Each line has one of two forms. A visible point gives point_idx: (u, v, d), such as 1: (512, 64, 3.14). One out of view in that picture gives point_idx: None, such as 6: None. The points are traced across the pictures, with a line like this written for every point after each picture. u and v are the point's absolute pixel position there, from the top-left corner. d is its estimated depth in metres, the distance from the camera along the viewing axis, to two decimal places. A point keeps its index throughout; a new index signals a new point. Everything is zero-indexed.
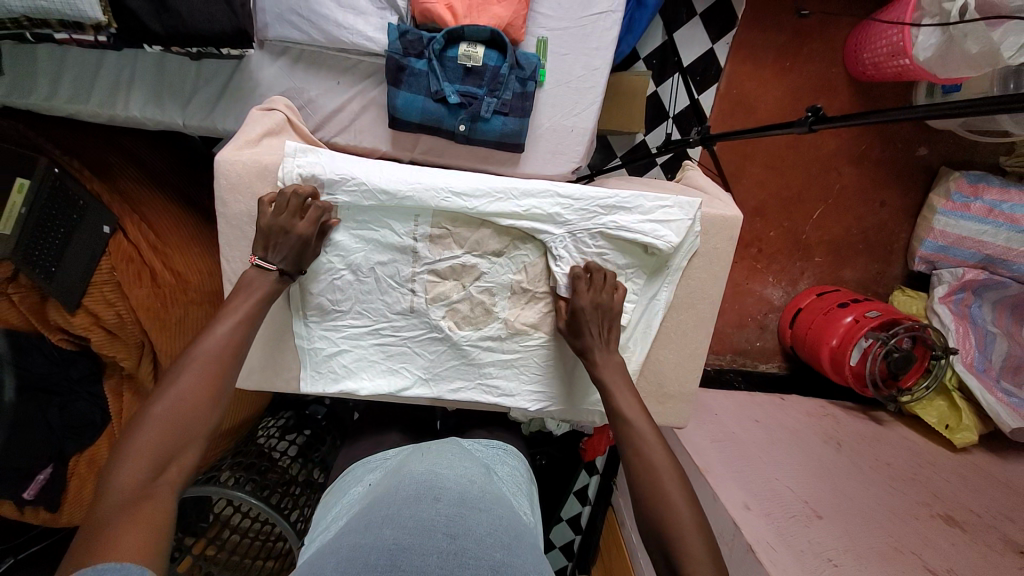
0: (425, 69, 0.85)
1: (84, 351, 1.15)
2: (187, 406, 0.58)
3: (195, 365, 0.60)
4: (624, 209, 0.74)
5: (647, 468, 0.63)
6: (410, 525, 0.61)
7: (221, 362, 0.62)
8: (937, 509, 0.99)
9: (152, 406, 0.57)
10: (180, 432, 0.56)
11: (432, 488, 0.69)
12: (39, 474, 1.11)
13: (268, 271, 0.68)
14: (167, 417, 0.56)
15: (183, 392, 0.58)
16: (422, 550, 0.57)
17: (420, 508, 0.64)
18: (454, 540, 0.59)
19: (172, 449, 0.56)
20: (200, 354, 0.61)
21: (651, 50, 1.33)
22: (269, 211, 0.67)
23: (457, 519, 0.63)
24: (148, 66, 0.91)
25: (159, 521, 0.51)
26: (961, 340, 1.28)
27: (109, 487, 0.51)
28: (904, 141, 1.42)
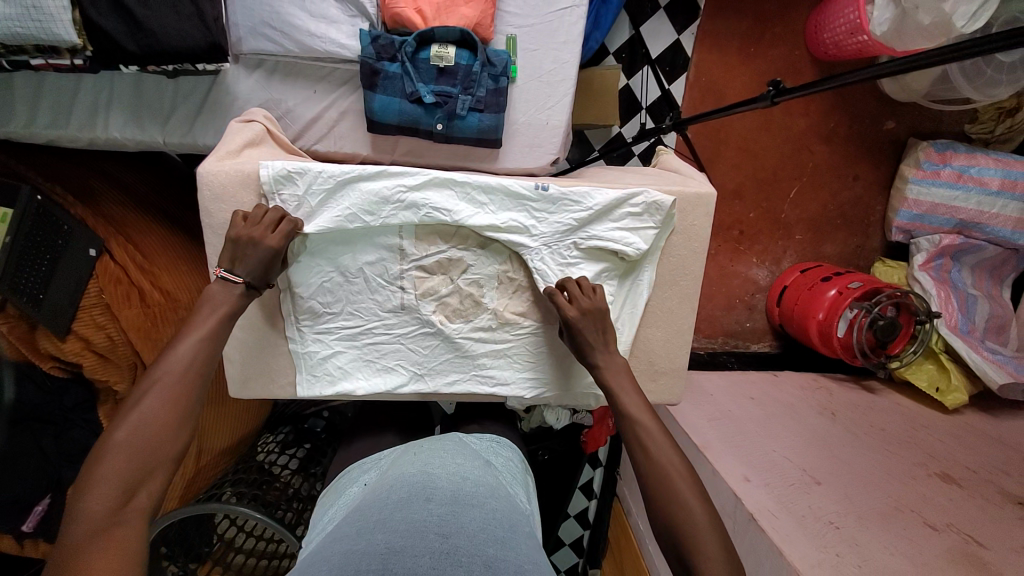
0: (399, 71, 0.87)
1: (76, 378, 1.14)
2: (152, 431, 0.57)
3: (160, 388, 0.59)
4: (601, 209, 0.76)
5: (651, 459, 0.64)
6: (403, 528, 0.61)
7: (186, 380, 0.61)
8: (934, 468, 1.00)
9: (113, 432, 0.56)
10: (144, 460, 0.55)
11: (426, 489, 0.69)
12: (37, 505, 1.11)
13: (233, 284, 0.67)
14: (131, 446, 0.55)
15: (148, 418, 0.57)
16: (415, 551, 0.57)
17: (412, 511, 0.65)
18: (446, 539, 0.60)
19: (137, 477, 0.55)
20: (165, 376, 0.60)
21: (619, 45, 1.36)
22: (240, 224, 0.67)
23: (451, 518, 0.64)
24: (125, 88, 0.92)
25: (131, 550, 0.51)
26: (944, 304, 1.31)
27: (75, 519, 0.51)
28: (872, 116, 1.46)
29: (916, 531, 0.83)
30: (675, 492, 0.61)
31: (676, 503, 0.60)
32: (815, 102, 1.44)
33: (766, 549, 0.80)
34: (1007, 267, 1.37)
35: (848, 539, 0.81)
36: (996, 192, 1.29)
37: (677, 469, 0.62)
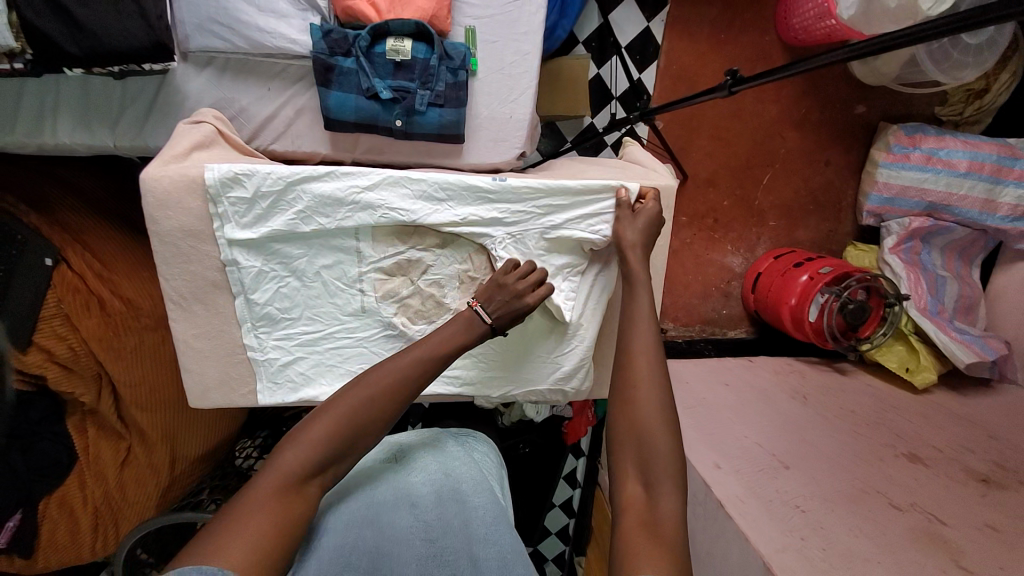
0: (353, 67, 0.84)
1: (42, 391, 1.09)
2: (366, 418, 0.56)
3: (401, 374, 0.60)
4: (560, 207, 0.74)
5: (632, 425, 0.59)
6: (391, 528, 0.59)
7: (409, 384, 0.60)
8: (902, 449, 1.02)
9: (332, 403, 0.56)
10: (338, 446, 0.54)
11: (415, 478, 0.68)
12: (9, 521, 1.08)
13: (478, 318, 0.67)
14: (341, 434, 0.55)
15: (373, 405, 0.57)
16: (404, 556, 0.56)
17: (402, 507, 0.63)
18: (438, 535, 0.59)
19: (331, 458, 0.54)
20: (408, 365, 0.61)
21: (588, 34, 1.34)
22: (507, 279, 0.70)
23: (443, 510, 0.63)
24: (71, 90, 0.88)
25: (290, 527, 0.48)
26: (914, 286, 1.32)
27: (264, 473, 0.50)
28: (842, 100, 1.45)
29: (880, 513, 0.85)
30: (643, 452, 0.57)
31: (648, 463, 0.56)
32: (785, 87, 1.43)
33: (734, 537, 0.82)
34: (977, 247, 1.38)
35: (813, 524, 0.83)
36: (963, 173, 1.29)
37: (658, 428, 0.58)
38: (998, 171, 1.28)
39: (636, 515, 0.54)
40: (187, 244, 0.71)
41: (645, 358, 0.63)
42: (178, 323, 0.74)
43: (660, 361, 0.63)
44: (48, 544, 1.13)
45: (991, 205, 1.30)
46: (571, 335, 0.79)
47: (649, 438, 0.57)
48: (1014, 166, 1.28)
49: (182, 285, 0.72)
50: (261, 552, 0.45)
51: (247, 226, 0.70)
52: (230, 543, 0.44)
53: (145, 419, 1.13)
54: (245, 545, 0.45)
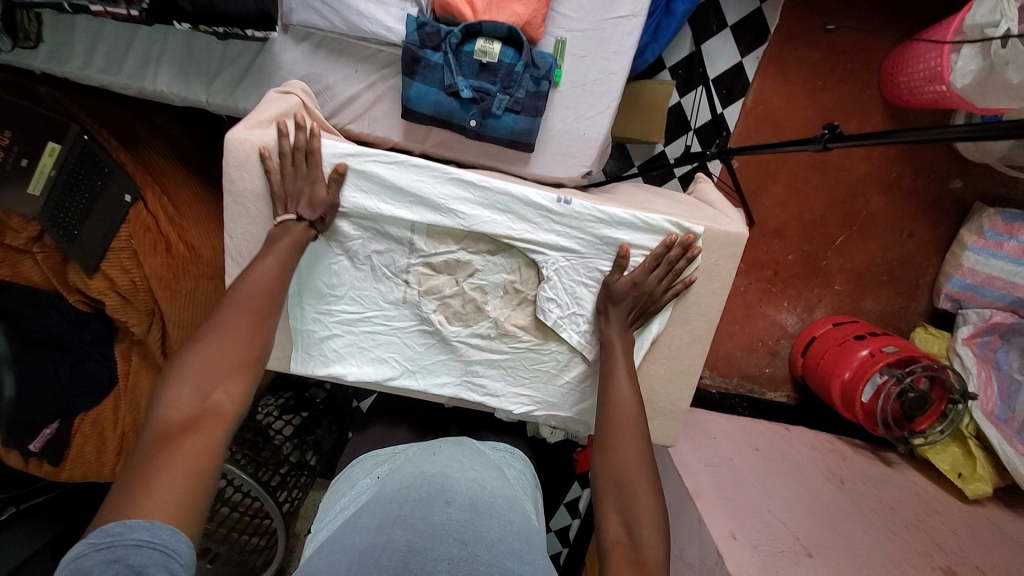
0: (441, 61, 0.85)
1: (98, 314, 1.21)
2: (227, 339, 0.60)
3: (246, 298, 0.64)
4: (619, 238, 0.72)
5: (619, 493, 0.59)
6: (422, 529, 0.62)
7: (263, 295, 0.65)
8: (939, 561, 0.93)
9: (194, 342, 0.60)
10: (216, 370, 0.58)
11: (445, 492, 0.70)
12: (46, 428, 1.18)
13: (291, 224, 0.70)
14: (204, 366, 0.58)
15: (225, 325, 0.61)
16: (434, 554, 0.58)
17: (432, 511, 0.66)
18: (465, 545, 0.61)
19: (207, 383, 0.57)
20: (248, 287, 0.65)
21: (678, 59, 1.30)
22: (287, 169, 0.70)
23: (470, 523, 0.65)
24: (176, 44, 0.93)
25: (198, 453, 0.53)
26: (983, 385, 1.22)
27: (147, 433, 0.54)
28: (938, 172, 1.34)
29: None
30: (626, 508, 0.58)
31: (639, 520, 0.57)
32: (878, 149, 1.35)
33: None
34: None
35: None
36: None
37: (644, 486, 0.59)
38: None
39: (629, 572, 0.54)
40: (253, 207, 0.73)
41: (627, 422, 0.65)
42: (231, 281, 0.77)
43: (641, 425, 0.65)
44: (74, 459, 1.22)
45: None
46: None
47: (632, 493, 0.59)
48: None
49: (241, 245, 0.75)
50: (177, 498, 0.50)
51: None
52: (140, 495, 0.48)
53: None
54: (156, 499, 0.49)
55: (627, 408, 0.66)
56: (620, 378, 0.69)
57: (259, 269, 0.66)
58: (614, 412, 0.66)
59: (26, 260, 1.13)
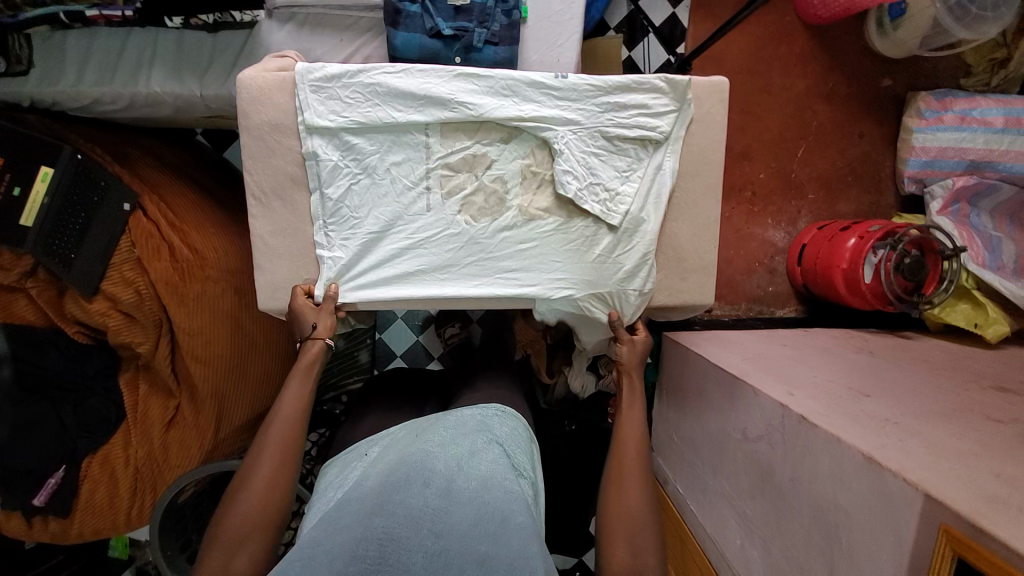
0: (419, 10, 0.93)
1: (100, 345, 1.16)
2: (261, 489, 0.65)
3: (276, 443, 0.68)
4: (618, 102, 0.77)
5: (619, 502, 0.74)
6: (400, 514, 0.65)
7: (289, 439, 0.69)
8: (989, 384, 0.95)
9: (235, 487, 0.65)
10: (251, 519, 0.63)
11: (424, 473, 0.71)
12: (50, 478, 1.09)
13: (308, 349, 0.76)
14: (240, 525, 0.62)
15: (262, 477, 0.65)
16: (409, 546, 0.62)
17: (410, 494, 0.67)
18: (438, 537, 0.63)
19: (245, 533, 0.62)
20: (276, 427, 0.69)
21: (619, 20, 1.43)
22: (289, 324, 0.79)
23: (446, 512, 0.66)
24: (167, 45, 0.98)
25: None
26: (969, 241, 1.30)
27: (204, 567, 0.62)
28: (868, 75, 1.48)
29: (982, 425, 0.78)
30: (620, 494, 0.75)
31: (636, 536, 0.71)
32: (811, 66, 1.47)
33: (822, 442, 0.75)
34: None
35: (908, 430, 0.75)
36: (1002, 129, 1.31)
37: (635, 487, 0.75)
38: None
39: (622, 544, 0.71)
40: (271, 138, 0.76)
41: (630, 452, 0.78)
42: (255, 221, 0.78)
43: (644, 453, 0.79)
44: (86, 507, 1.12)
45: None
46: (636, 231, 0.80)
47: (625, 496, 0.74)
48: None
49: (265, 180, 0.76)
50: None
51: (328, 114, 0.75)
52: None
53: (198, 371, 1.12)
54: None
55: (634, 440, 0.80)
56: (633, 416, 0.82)
57: (284, 390, 0.72)
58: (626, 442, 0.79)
59: (20, 299, 1.09)
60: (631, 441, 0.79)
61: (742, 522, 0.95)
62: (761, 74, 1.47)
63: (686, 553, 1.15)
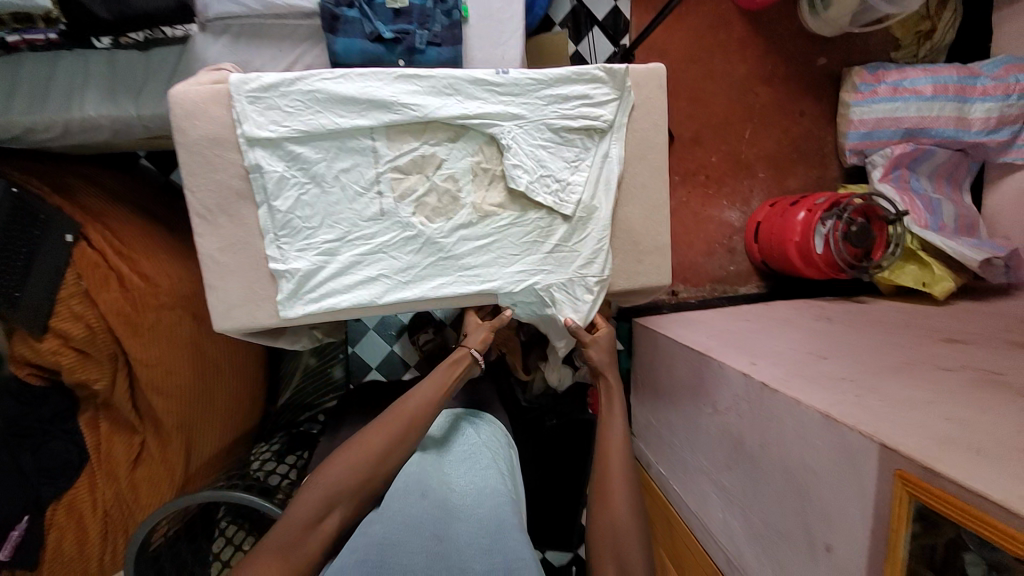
0: (357, 15, 0.92)
1: (55, 385, 1.09)
2: (329, 494, 0.72)
3: (387, 425, 0.78)
4: (560, 94, 0.78)
5: (607, 515, 0.73)
6: (400, 522, 0.70)
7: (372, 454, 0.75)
8: (940, 337, 1.00)
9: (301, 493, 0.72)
10: (310, 523, 0.70)
11: (422, 484, 0.77)
12: (12, 531, 1.01)
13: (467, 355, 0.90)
14: (297, 521, 0.70)
15: (329, 481, 0.72)
16: (410, 547, 0.67)
17: (408, 504, 0.73)
18: (439, 542, 0.68)
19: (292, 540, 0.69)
20: (400, 411, 0.80)
21: (563, 16, 1.44)
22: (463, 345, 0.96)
23: (444, 521, 0.72)
24: (98, 66, 0.94)
25: None
26: (910, 205, 1.36)
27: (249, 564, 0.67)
28: (805, 55, 1.54)
29: (934, 374, 0.81)
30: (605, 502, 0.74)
31: (621, 548, 0.71)
32: (750, 49, 1.52)
33: (784, 406, 0.77)
34: (962, 171, 1.44)
35: (865, 386, 0.78)
36: (931, 97, 1.37)
37: (620, 500, 0.74)
38: (962, 91, 1.35)
39: (609, 561, 0.70)
40: (210, 153, 0.74)
41: (615, 464, 0.78)
42: (200, 238, 0.75)
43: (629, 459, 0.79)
44: (53, 557, 1.05)
45: (964, 121, 1.37)
46: (589, 220, 0.81)
47: (613, 508, 0.73)
48: (976, 84, 1.35)
49: (207, 197, 0.74)
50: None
51: (267, 125, 0.73)
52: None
53: (158, 401, 1.09)
54: None
55: (618, 448, 0.79)
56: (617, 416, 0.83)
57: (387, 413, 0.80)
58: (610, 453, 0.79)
59: None
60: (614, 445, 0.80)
61: (722, 495, 0.96)
62: (704, 60, 1.51)
63: (674, 534, 1.16)
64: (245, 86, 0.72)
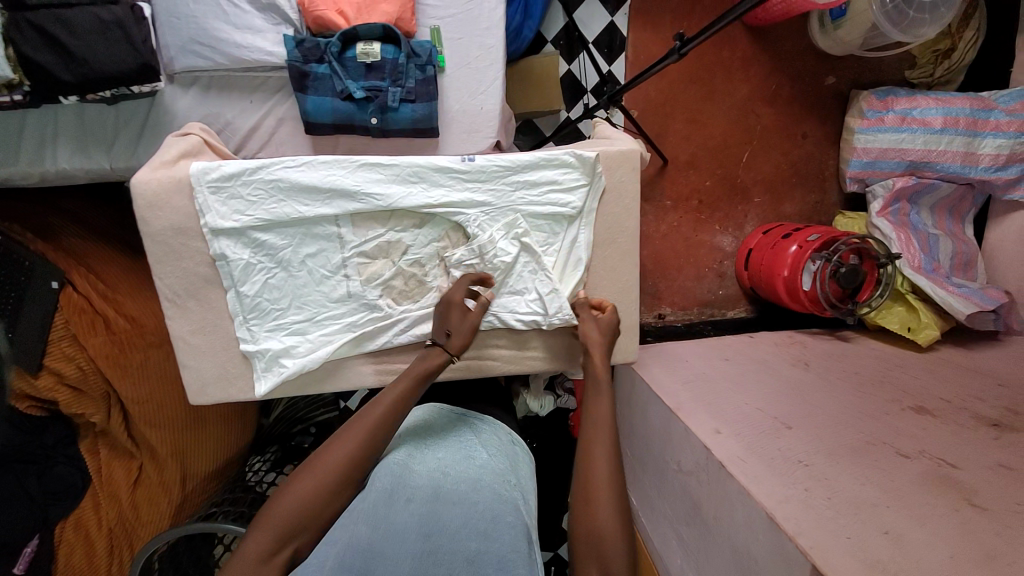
0: (327, 72, 0.91)
1: (54, 414, 1.13)
2: (329, 474, 0.63)
3: (348, 439, 0.66)
4: (528, 180, 0.78)
5: (591, 519, 0.60)
6: (383, 528, 0.61)
7: (375, 430, 0.68)
8: (908, 403, 0.99)
9: (297, 475, 0.64)
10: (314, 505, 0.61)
11: (406, 484, 0.67)
12: (26, 547, 1.07)
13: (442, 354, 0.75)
14: (292, 509, 0.60)
15: (332, 460, 0.64)
16: (393, 556, 0.58)
17: (395, 507, 0.64)
18: (427, 541, 0.60)
19: (291, 531, 0.60)
20: (358, 429, 0.67)
21: (556, 32, 1.39)
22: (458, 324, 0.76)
23: (430, 517, 0.62)
24: (68, 119, 0.95)
25: None
26: (904, 246, 1.31)
27: (239, 556, 0.58)
28: (811, 73, 1.49)
29: (889, 461, 0.82)
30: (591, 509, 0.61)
31: (605, 553, 0.58)
32: (752, 68, 1.47)
33: (736, 492, 0.79)
34: (966, 204, 1.38)
35: (817, 475, 0.80)
36: (939, 130, 1.30)
37: (607, 498, 0.61)
38: (973, 125, 1.28)
39: (592, 564, 0.58)
40: (176, 242, 0.74)
41: (601, 460, 0.64)
42: (172, 320, 0.77)
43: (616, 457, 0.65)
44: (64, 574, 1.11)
45: (972, 157, 1.30)
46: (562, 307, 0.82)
47: (596, 512, 0.60)
48: (989, 117, 1.28)
49: (176, 283, 0.75)
50: None
51: (230, 215, 0.74)
52: None
53: (153, 435, 1.15)
54: None
55: (604, 439, 0.66)
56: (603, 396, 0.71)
57: (388, 387, 0.72)
58: (594, 444, 0.66)
59: None
60: (600, 429, 0.67)
61: (681, 547, 1.00)
62: (703, 80, 1.47)
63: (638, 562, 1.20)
64: (210, 176, 0.72)
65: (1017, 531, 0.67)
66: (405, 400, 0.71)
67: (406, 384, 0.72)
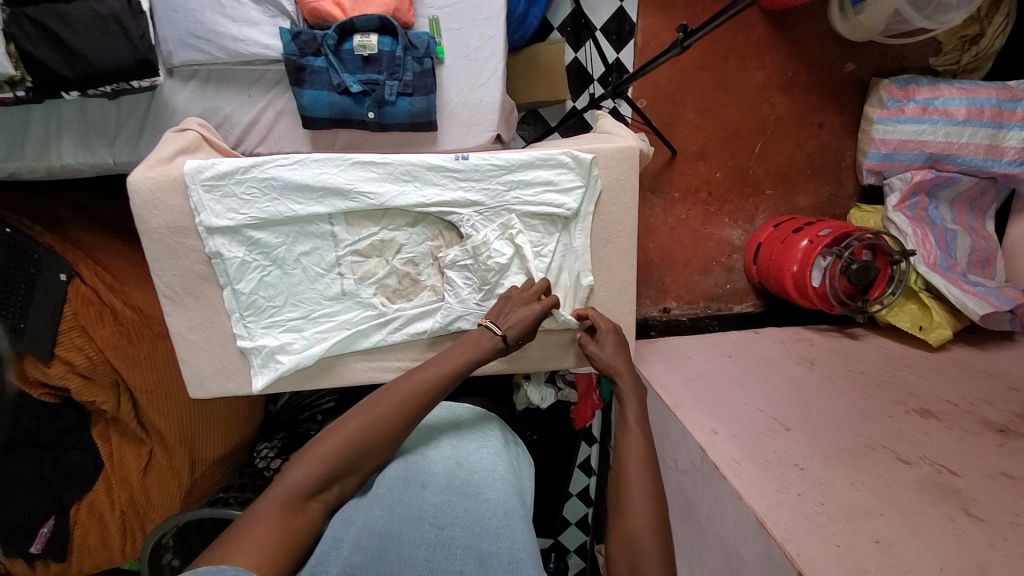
0: (324, 64, 0.91)
1: (69, 401, 1.14)
2: (372, 430, 0.63)
3: (395, 398, 0.65)
4: (522, 180, 0.77)
5: (625, 531, 0.58)
6: (398, 511, 0.60)
7: (420, 399, 0.66)
8: (913, 405, 0.96)
9: (345, 422, 0.63)
10: (353, 455, 0.61)
11: (422, 474, 0.67)
12: (42, 527, 1.12)
13: (489, 330, 0.72)
14: (331, 455, 0.60)
15: (377, 414, 0.64)
16: (410, 540, 0.57)
17: (410, 495, 0.63)
18: (442, 531, 0.58)
19: (327, 479, 0.60)
20: (405, 389, 0.66)
21: (563, 19, 1.35)
22: (512, 304, 0.75)
23: (445, 507, 0.62)
24: (70, 114, 0.95)
25: (290, 536, 0.54)
26: (920, 242, 1.26)
27: (274, 489, 0.57)
28: (830, 61, 1.43)
29: (887, 467, 0.80)
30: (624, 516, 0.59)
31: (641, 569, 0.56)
32: (769, 55, 1.42)
33: (729, 495, 0.79)
34: (988, 198, 1.33)
35: (812, 480, 0.79)
36: (962, 121, 1.24)
37: (639, 504, 0.60)
38: (999, 116, 1.23)
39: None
40: (172, 240, 0.75)
41: (635, 473, 0.62)
42: (171, 317, 0.78)
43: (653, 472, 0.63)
44: (80, 548, 1.17)
45: (996, 150, 1.25)
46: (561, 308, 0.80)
47: (632, 523, 0.58)
48: (1016, 109, 1.23)
49: (174, 281, 0.76)
50: (264, 559, 0.51)
51: (223, 214, 0.74)
52: (248, 541, 0.52)
53: (164, 424, 1.17)
54: (249, 551, 0.51)
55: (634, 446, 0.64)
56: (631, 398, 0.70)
57: (437, 358, 0.70)
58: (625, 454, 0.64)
59: None
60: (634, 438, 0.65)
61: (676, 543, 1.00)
62: (716, 66, 1.42)
63: None
64: (203, 173, 0.72)
65: (1012, 545, 0.65)
66: (458, 370, 0.69)
67: (453, 360, 0.69)
